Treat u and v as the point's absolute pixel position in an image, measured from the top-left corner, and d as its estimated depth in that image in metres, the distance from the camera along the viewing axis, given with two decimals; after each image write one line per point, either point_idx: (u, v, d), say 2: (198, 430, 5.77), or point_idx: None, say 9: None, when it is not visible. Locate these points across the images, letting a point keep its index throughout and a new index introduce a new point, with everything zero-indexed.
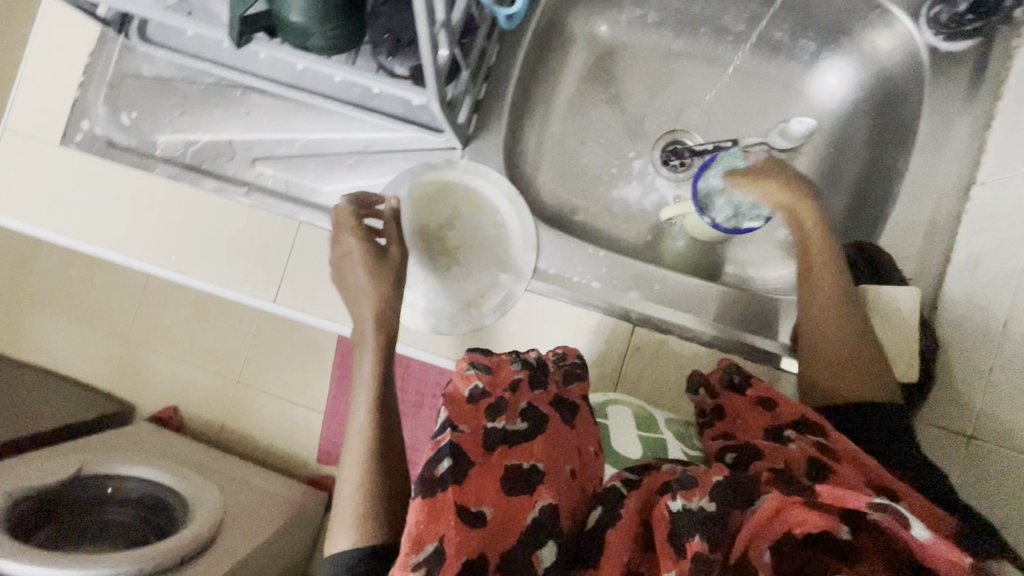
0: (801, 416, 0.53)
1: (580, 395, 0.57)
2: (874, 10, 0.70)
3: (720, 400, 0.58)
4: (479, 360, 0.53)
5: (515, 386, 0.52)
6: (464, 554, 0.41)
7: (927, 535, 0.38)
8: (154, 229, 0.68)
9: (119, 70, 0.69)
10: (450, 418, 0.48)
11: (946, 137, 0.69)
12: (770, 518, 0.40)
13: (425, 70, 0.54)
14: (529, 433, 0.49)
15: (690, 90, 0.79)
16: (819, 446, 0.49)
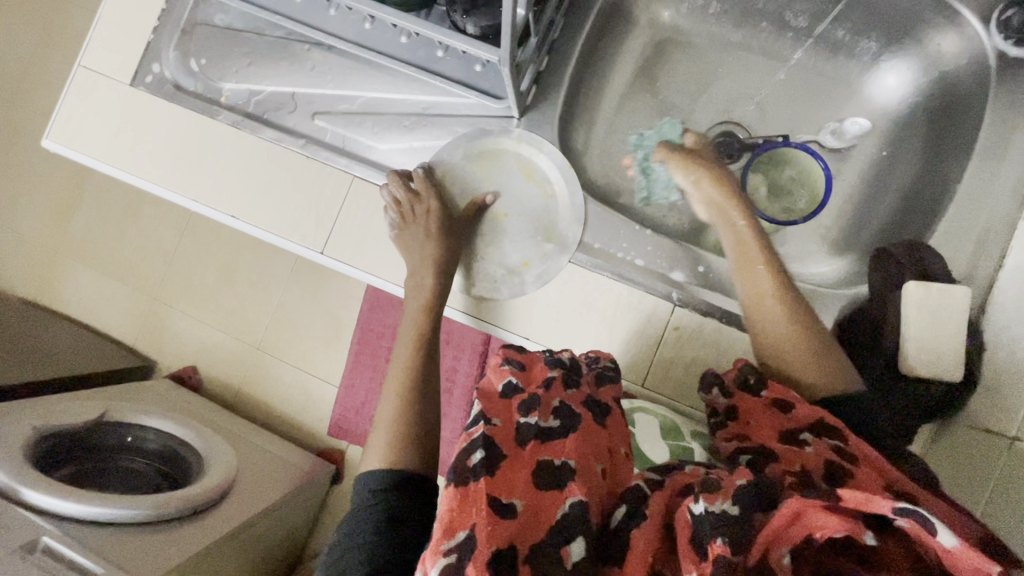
0: (819, 419, 0.47)
1: (612, 398, 0.49)
2: (942, 13, 0.63)
3: (733, 400, 0.51)
4: (512, 356, 0.49)
5: (548, 384, 0.46)
6: (495, 544, 0.34)
7: (956, 541, 0.29)
8: (209, 175, 0.70)
9: (193, 17, 0.72)
10: (481, 411, 0.43)
11: (1003, 151, 0.60)
12: (787, 524, 0.32)
13: (503, 30, 0.48)
14: (561, 431, 0.42)
15: (742, 86, 0.73)
16: (838, 451, 0.44)
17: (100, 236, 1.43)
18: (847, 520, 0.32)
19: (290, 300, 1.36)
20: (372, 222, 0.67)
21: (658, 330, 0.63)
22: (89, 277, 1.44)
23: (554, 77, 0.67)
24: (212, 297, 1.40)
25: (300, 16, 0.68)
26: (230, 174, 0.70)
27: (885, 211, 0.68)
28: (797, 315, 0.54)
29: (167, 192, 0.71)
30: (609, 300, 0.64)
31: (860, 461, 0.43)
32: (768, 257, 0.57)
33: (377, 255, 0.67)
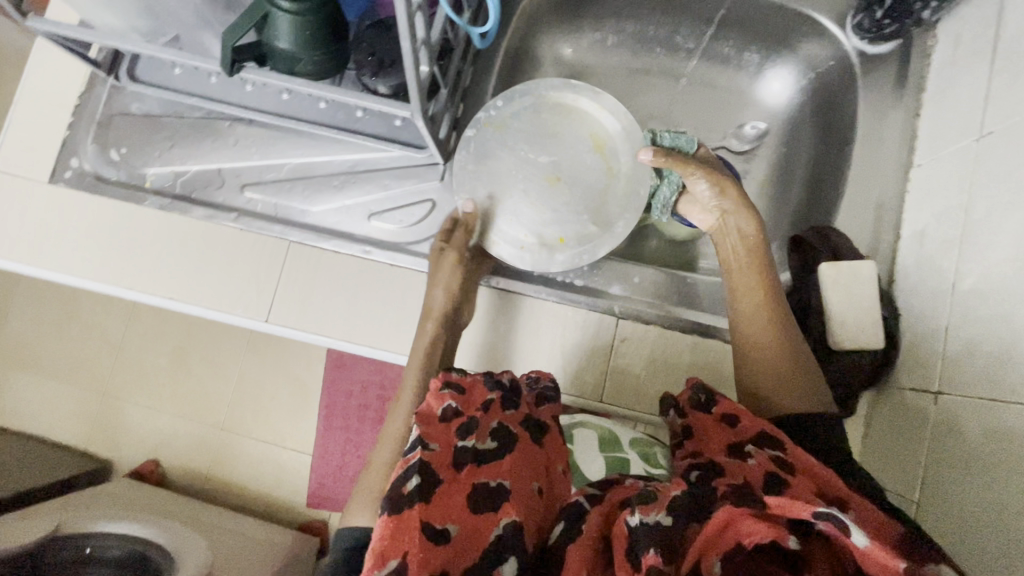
0: (761, 431, 0.48)
1: (551, 415, 0.53)
2: (805, 23, 0.70)
3: (687, 419, 0.54)
4: (452, 378, 0.52)
5: (487, 406, 0.50)
6: (427, 569, 0.39)
7: (866, 540, 0.34)
8: (139, 261, 0.69)
9: (109, 109, 0.72)
10: (421, 437, 0.46)
11: (880, 135, 0.66)
12: (719, 531, 0.37)
13: (409, 87, 0.51)
14: (498, 452, 0.47)
15: (649, 106, 0.79)
16: (778, 461, 0.44)
17: (37, 340, 1.37)
18: (772, 525, 0.37)
19: (249, 372, 1.33)
20: (314, 285, 0.67)
21: (605, 344, 0.65)
22: (29, 385, 1.37)
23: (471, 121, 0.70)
24: (165, 383, 1.34)
25: (218, 95, 0.71)
26: (162, 257, 0.69)
27: (792, 203, 0.74)
28: (774, 320, 0.57)
29: (97, 284, 0.69)
30: (555, 323, 0.66)
31: (797, 471, 0.43)
32: (762, 273, 0.59)
33: (322, 316, 0.67)
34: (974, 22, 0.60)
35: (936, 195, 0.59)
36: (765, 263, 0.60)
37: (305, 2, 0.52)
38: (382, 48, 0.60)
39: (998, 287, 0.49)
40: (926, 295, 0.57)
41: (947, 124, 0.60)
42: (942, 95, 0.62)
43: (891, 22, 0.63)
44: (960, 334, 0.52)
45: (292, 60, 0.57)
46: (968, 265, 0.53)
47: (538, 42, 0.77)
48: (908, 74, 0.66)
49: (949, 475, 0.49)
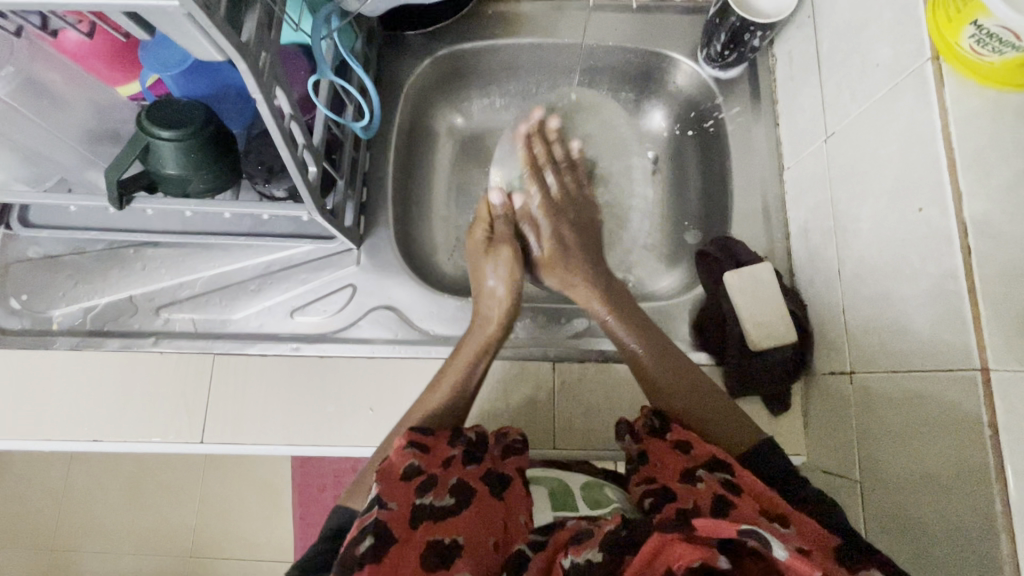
0: (712, 455, 0.50)
1: (515, 468, 0.54)
2: (664, 60, 0.78)
3: (643, 444, 0.53)
4: (418, 436, 0.53)
5: (448, 462, 0.52)
6: None
7: (788, 554, 0.35)
8: (54, 409, 0.65)
9: (4, 258, 0.70)
10: (378, 494, 0.47)
11: (750, 146, 0.73)
12: (648, 562, 0.38)
13: (299, 189, 0.53)
14: (454, 508, 0.48)
15: None
16: (728, 485, 0.47)
17: None
18: (700, 547, 0.38)
19: (211, 490, 1.28)
20: (245, 393, 0.66)
21: (546, 390, 0.66)
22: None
23: (378, 203, 0.73)
24: (122, 521, 1.29)
25: (122, 223, 0.71)
26: (80, 398, 0.66)
27: (691, 219, 0.79)
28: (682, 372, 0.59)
29: (8, 442, 0.65)
30: (493, 379, 0.67)
31: (746, 493, 0.46)
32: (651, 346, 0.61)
33: (259, 424, 0.65)
34: (798, 40, 0.68)
35: (806, 191, 0.65)
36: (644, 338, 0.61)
37: (184, 127, 0.54)
38: (271, 155, 0.63)
39: (871, 267, 0.53)
40: (821, 282, 0.62)
41: (800, 128, 0.67)
42: (791, 104, 0.70)
43: (731, 52, 0.70)
44: (853, 314, 0.56)
45: (182, 182, 0.58)
46: (844, 251, 0.57)
47: (430, 116, 0.81)
48: (760, 91, 0.74)
49: (872, 451, 0.52)
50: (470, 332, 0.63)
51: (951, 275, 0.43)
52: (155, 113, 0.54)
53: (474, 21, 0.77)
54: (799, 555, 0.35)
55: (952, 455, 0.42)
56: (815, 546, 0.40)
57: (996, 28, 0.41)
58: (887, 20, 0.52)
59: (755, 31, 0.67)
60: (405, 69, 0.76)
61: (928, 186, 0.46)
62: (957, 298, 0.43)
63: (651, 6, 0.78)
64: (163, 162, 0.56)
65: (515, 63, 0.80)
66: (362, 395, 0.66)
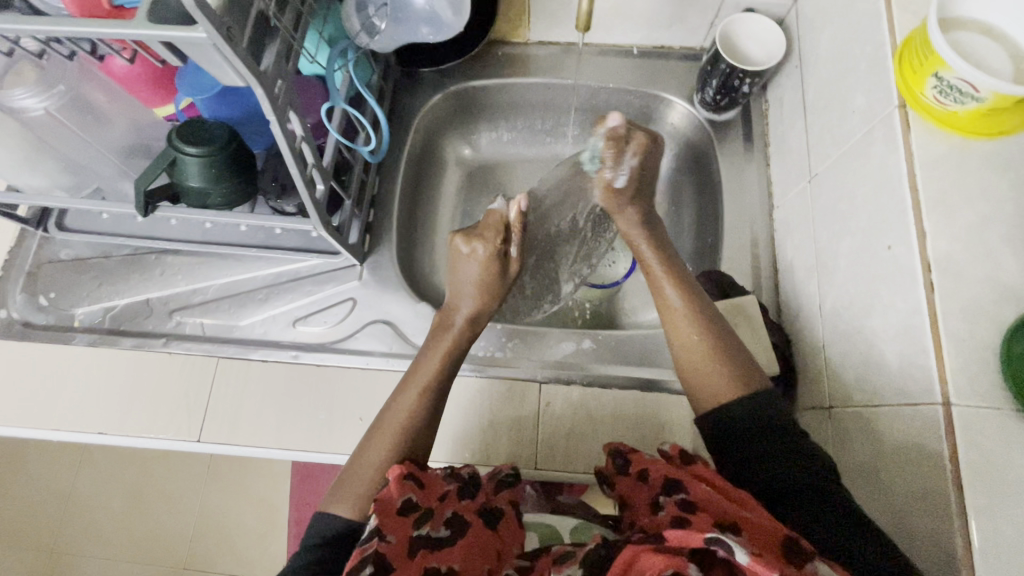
0: (667, 477, 0.50)
1: (508, 501, 0.56)
2: (662, 102, 0.82)
3: (617, 488, 0.55)
4: (417, 471, 0.53)
5: (444, 496, 0.53)
6: None
7: (748, 557, 0.38)
8: (65, 402, 0.69)
9: (38, 258, 0.76)
10: (376, 526, 0.48)
11: (742, 185, 0.75)
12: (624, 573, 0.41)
13: (306, 206, 0.57)
14: (450, 539, 0.50)
15: None
16: (683, 505, 0.47)
17: None
18: (668, 556, 0.40)
19: (208, 500, 1.34)
20: (244, 396, 0.69)
21: (531, 411, 0.68)
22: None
23: (383, 223, 0.77)
24: (120, 528, 1.33)
25: (146, 232, 0.77)
26: (91, 392, 0.69)
27: (684, 253, 0.81)
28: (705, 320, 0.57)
29: (21, 430, 0.68)
30: (481, 398, 0.69)
31: (700, 508, 0.46)
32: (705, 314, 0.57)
33: (254, 427, 0.67)
34: (788, 88, 0.72)
35: (792, 229, 0.67)
36: (707, 306, 0.58)
37: (209, 146, 0.60)
38: (285, 174, 0.68)
39: (848, 303, 0.54)
40: (805, 317, 0.63)
41: (788, 169, 0.70)
42: (781, 147, 0.72)
43: (723, 97, 0.74)
44: (834, 349, 0.56)
45: (202, 195, 0.63)
46: (825, 287, 0.59)
47: (440, 146, 0.87)
48: (752, 133, 0.77)
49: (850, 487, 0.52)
50: (431, 338, 0.64)
51: (916, 310, 0.44)
52: (184, 133, 0.60)
53: (484, 60, 0.83)
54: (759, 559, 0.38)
55: (918, 492, 0.43)
56: (767, 550, 0.41)
57: (957, 81, 0.44)
58: (862, 70, 0.55)
59: (744, 77, 0.70)
60: (417, 102, 0.82)
61: (896, 225, 0.47)
62: (921, 333, 0.44)
63: (651, 52, 0.82)
64: (186, 176, 0.61)
65: (521, 101, 0.85)
66: (355, 404, 0.68)
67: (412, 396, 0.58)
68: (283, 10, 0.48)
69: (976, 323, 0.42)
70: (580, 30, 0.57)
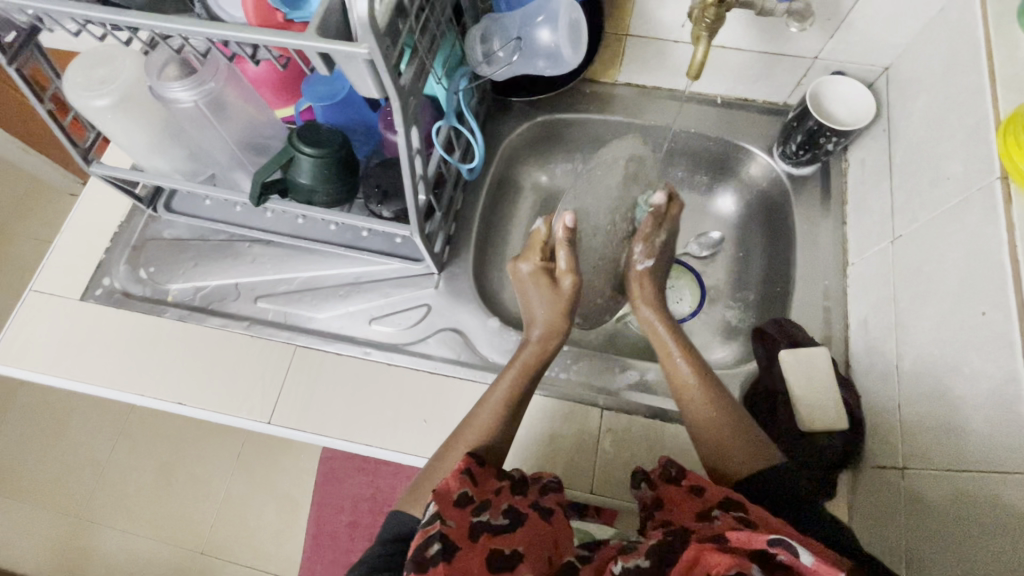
0: (725, 496, 0.51)
1: (555, 502, 0.57)
2: (741, 151, 0.84)
3: (658, 493, 0.55)
4: (473, 465, 0.55)
5: (498, 491, 0.55)
6: None
7: (812, 558, 0.38)
8: (151, 370, 0.73)
9: (143, 235, 0.82)
10: (437, 510, 0.49)
11: (817, 239, 0.76)
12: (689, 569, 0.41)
13: (409, 211, 0.62)
14: (510, 527, 0.51)
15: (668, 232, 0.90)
16: (741, 521, 0.47)
17: (37, 461, 1.41)
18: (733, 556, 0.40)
19: (238, 488, 1.37)
20: (315, 386, 0.72)
21: (590, 435, 0.69)
22: (20, 514, 1.38)
23: (463, 238, 0.80)
24: (151, 503, 1.37)
25: (244, 221, 0.82)
26: (175, 364, 0.74)
27: (750, 299, 0.82)
28: (728, 408, 0.60)
29: (107, 392, 0.73)
30: (541, 416, 0.70)
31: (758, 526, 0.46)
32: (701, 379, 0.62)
33: (321, 416, 0.70)
34: (872, 149, 0.73)
35: (869, 286, 0.68)
36: (703, 366, 0.63)
37: (325, 148, 0.65)
38: (387, 180, 0.71)
39: (931, 365, 0.54)
40: (878, 376, 0.62)
41: (868, 228, 0.70)
42: (860, 205, 0.74)
43: (805, 152, 0.76)
44: (910, 409, 0.56)
45: (309, 192, 0.68)
46: (904, 347, 0.59)
47: (519, 171, 0.91)
48: (831, 190, 0.79)
49: (922, 553, 0.51)
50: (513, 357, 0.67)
51: (1011, 378, 0.44)
52: (304, 135, 0.66)
53: (572, 96, 0.87)
54: (824, 561, 0.38)
55: (1004, 562, 0.42)
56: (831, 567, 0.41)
57: None
58: (959, 141, 0.56)
59: (830, 136, 0.72)
60: (506, 128, 0.86)
61: (991, 292, 0.48)
62: (1015, 401, 0.44)
63: (734, 103, 0.85)
64: (299, 173, 0.66)
65: (601, 137, 0.89)
66: (420, 407, 0.70)
67: (488, 413, 0.62)
68: (423, 34, 0.53)
69: None
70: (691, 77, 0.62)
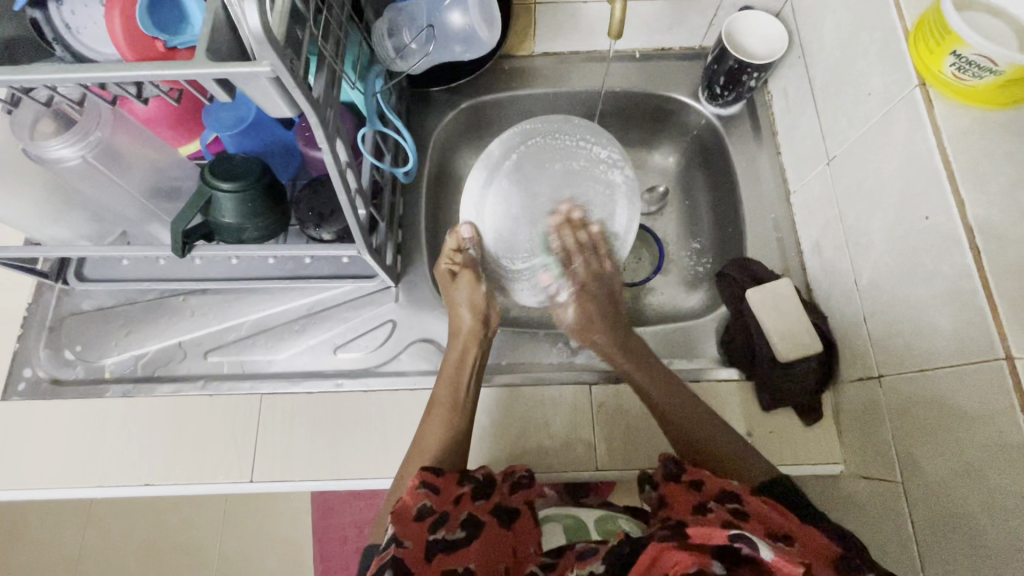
0: (723, 489, 0.54)
1: (523, 501, 0.59)
2: (669, 101, 0.84)
3: (661, 490, 0.58)
4: (430, 476, 0.56)
5: (457, 499, 0.57)
6: None
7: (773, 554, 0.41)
8: (103, 457, 0.66)
9: (59, 312, 0.74)
10: (394, 535, 0.52)
11: (757, 174, 0.78)
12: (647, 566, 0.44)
13: (352, 229, 0.58)
14: (465, 540, 0.54)
15: None
16: (735, 512, 0.51)
17: None
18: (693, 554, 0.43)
19: (232, 547, 1.30)
20: (292, 430, 0.68)
21: (584, 413, 0.68)
22: None
23: (413, 243, 0.77)
24: None
25: (171, 273, 0.75)
26: (131, 444, 0.67)
27: (705, 246, 0.84)
28: (685, 395, 0.64)
29: (60, 493, 0.65)
30: (533, 406, 0.69)
31: (754, 518, 0.50)
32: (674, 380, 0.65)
33: (306, 460, 0.66)
34: (790, 78, 0.75)
35: (814, 210, 0.70)
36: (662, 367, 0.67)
37: (243, 181, 0.59)
38: (319, 201, 0.67)
39: (888, 275, 0.56)
40: (839, 294, 0.65)
41: (802, 153, 0.72)
42: (790, 134, 0.76)
43: (729, 92, 0.77)
44: (876, 321, 0.59)
45: (238, 230, 0.62)
46: (858, 262, 0.61)
47: (455, 162, 0.87)
48: (760, 123, 0.80)
49: (912, 452, 0.53)
50: (446, 359, 0.68)
51: (965, 274, 0.47)
52: (217, 169, 0.60)
53: (493, 74, 0.84)
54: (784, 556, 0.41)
55: (991, 446, 0.44)
56: (818, 557, 0.45)
57: (975, 57, 0.47)
58: (874, 55, 0.58)
59: (751, 72, 0.73)
60: (433, 121, 0.82)
61: (931, 196, 0.50)
62: (973, 295, 0.46)
63: (652, 54, 0.85)
64: (221, 211, 0.60)
65: (531, 112, 0.87)
66: (408, 425, 0.68)
67: (439, 422, 0.63)
68: (327, 39, 0.49)
69: None
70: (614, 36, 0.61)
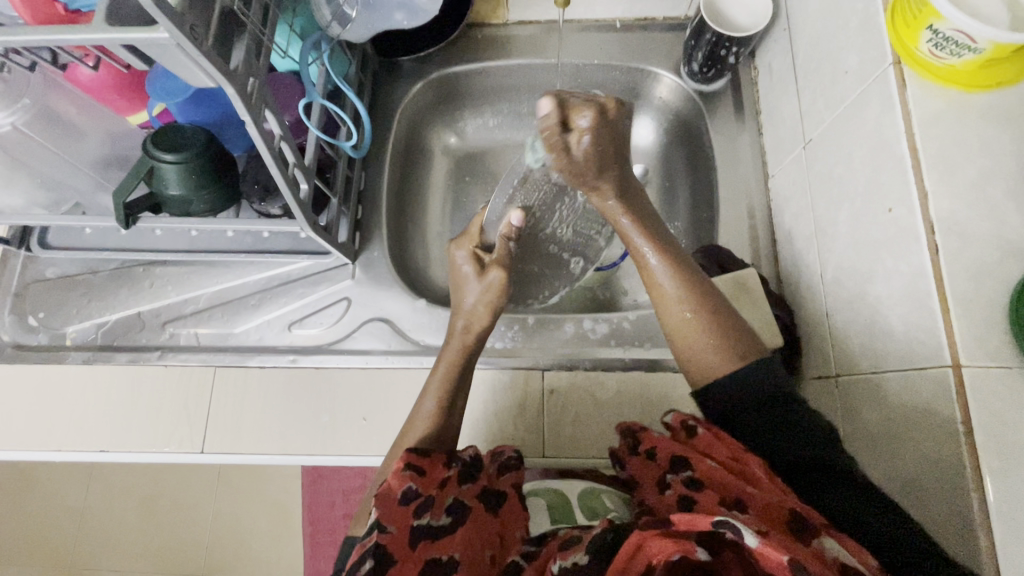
0: (673, 455, 0.50)
1: (513, 484, 0.56)
2: (649, 75, 0.80)
3: (624, 466, 0.55)
4: (415, 458, 0.52)
5: (445, 482, 0.52)
6: None
7: (757, 539, 0.36)
8: (62, 422, 0.68)
9: (24, 279, 0.75)
10: (377, 519, 0.47)
11: (736, 156, 0.74)
12: (632, 555, 0.40)
13: (291, 207, 0.56)
14: (450, 527, 0.49)
15: None
16: (690, 483, 0.47)
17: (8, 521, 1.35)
18: (677, 542, 0.39)
19: (223, 506, 1.34)
20: (245, 402, 0.68)
21: (534, 399, 0.67)
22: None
23: (373, 222, 0.76)
24: (135, 539, 1.33)
25: (131, 244, 0.75)
26: (89, 410, 0.68)
27: (679, 231, 0.80)
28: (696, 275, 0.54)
29: (23, 455, 0.67)
30: (482, 389, 0.68)
31: (709, 487, 0.46)
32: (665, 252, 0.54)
33: (256, 433, 0.67)
34: (776, 52, 0.70)
35: (788, 197, 0.66)
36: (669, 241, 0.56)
37: (185, 150, 0.57)
38: (266, 175, 0.67)
39: (849, 270, 0.53)
40: (805, 286, 0.62)
41: (781, 136, 0.68)
42: (772, 114, 0.71)
43: (709, 68, 0.72)
44: (837, 318, 0.55)
45: (184, 203, 0.61)
46: (825, 254, 0.58)
47: (424, 137, 0.84)
48: (743, 101, 0.75)
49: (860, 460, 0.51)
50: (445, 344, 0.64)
51: (921, 274, 0.43)
52: (159, 139, 0.58)
53: (464, 44, 0.80)
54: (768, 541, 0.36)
55: (934, 460, 0.42)
56: (771, 521, 0.41)
57: (951, 33, 0.42)
58: (853, 29, 0.53)
59: (730, 46, 0.68)
60: (397, 94, 0.79)
61: (895, 187, 0.46)
62: (927, 298, 0.43)
63: (634, 25, 0.80)
64: (166, 184, 0.59)
65: (503, 84, 0.83)
66: (358, 404, 0.67)
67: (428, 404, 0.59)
68: (250, 6, 0.46)
69: (981, 282, 0.41)
70: (561, 6, 0.65)
